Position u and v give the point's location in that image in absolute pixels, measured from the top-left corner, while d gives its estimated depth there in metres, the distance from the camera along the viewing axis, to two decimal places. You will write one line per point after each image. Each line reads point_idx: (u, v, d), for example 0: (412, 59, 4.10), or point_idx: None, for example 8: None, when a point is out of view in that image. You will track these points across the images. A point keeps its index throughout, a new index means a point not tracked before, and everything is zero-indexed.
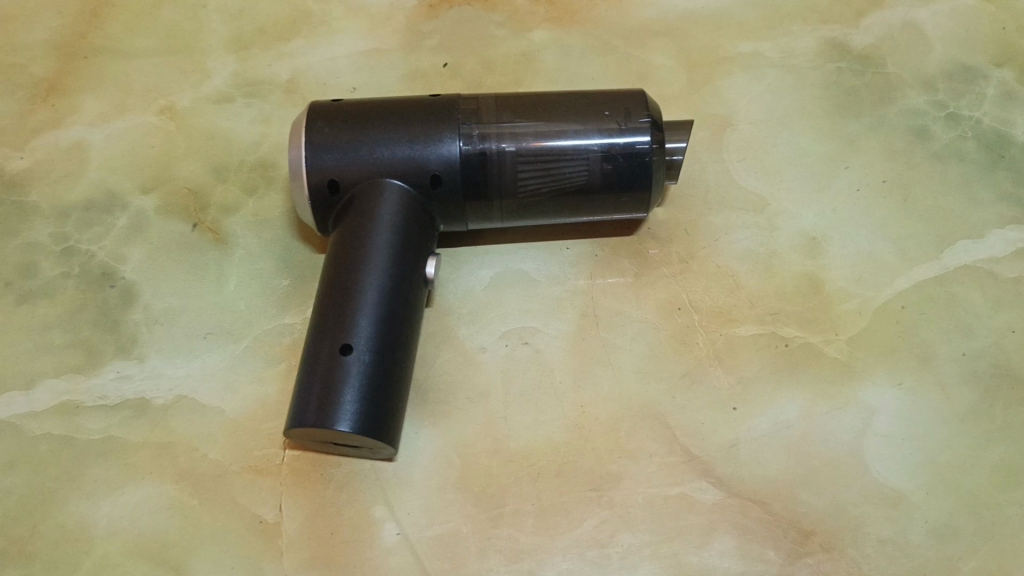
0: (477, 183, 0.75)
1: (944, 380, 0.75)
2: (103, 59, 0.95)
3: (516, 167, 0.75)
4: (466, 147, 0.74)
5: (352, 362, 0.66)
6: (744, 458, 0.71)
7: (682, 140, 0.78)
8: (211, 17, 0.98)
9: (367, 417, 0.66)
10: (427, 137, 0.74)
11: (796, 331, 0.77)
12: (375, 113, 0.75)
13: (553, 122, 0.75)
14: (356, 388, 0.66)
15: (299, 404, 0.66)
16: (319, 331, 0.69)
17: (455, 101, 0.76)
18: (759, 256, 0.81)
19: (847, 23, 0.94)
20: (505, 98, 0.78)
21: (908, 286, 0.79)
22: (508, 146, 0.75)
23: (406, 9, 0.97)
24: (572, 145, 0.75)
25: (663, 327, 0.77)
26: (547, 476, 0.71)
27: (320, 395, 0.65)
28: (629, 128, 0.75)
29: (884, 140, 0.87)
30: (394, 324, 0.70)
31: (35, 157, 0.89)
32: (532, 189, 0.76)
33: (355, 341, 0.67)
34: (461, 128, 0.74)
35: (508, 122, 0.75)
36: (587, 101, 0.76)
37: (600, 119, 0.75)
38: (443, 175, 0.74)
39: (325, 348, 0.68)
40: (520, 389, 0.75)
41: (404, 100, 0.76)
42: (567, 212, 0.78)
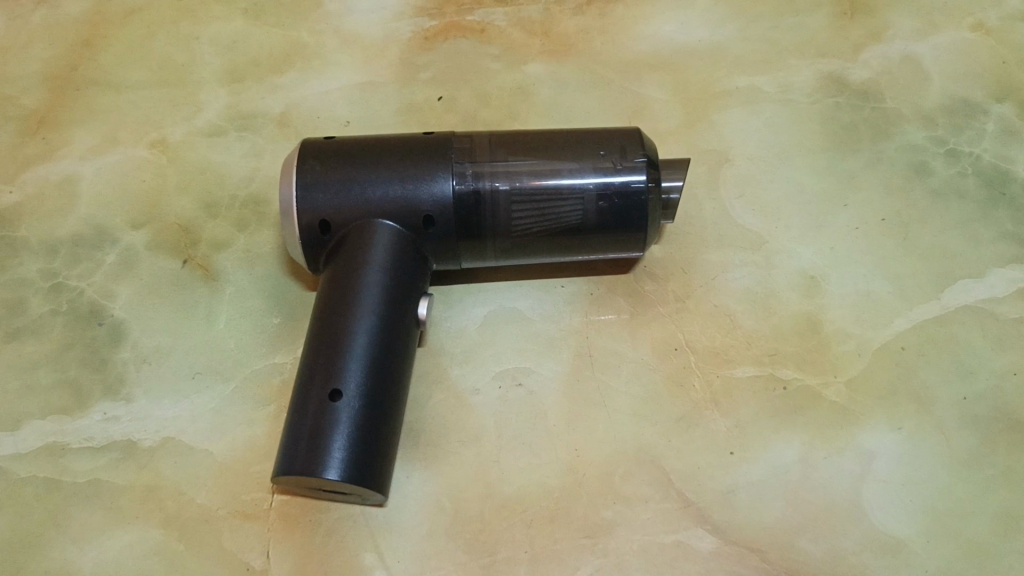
0: (470, 222, 0.74)
1: (944, 424, 0.73)
2: (95, 92, 0.94)
3: (510, 206, 0.74)
4: (459, 186, 0.73)
5: (341, 408, 0.65)
6: (741, 504, 0.70)
7: (679, 178, 0.77)
8: (204, 49, 0.97)
9: (356, 465, 0.64)
10: (419, 177, 0.73)
11: (795, 373, 0.76)
12: (366, 152, 0.74)
13: (548, 161, 0.74)
14: (345, 435, 0.64)
15: (287, 452, 0.65)
16: (308, 375, 0.68)
17: (448, 139, 0.75)
18: (757, 295, 0.80)
19: (845, 57, 0.94)
20: (499, 136, 0.77)
21: (908, 326, 0.78)
22: (502, 185, 0.74)
23: (401, 42, 0.97)
24: (567, 184, 0.74)
25: (659, 368, 0.76)
26: (540, 522, 0.70)
27: (308, 442, 0.64)
28: (625, 168, 0.74)
29: (883, 176, 0.86)
30: (385, 368, 0.69)
31: (24, 191, 0.88)
32: (527, 229, 0.75)
33: (345, 386, 0.66)
34: (454, 167, 0.73)
35: (502, 160, 0.74)
36: (581, 140, 0.75)
37: (596, 158, 0.74)
38: (436, 215, 0.73)
39: (314, 393, 0.66)
40: (513, 432, 0.74)
41: (397, 138, 0.75)
42: (562, 251, 0.77)
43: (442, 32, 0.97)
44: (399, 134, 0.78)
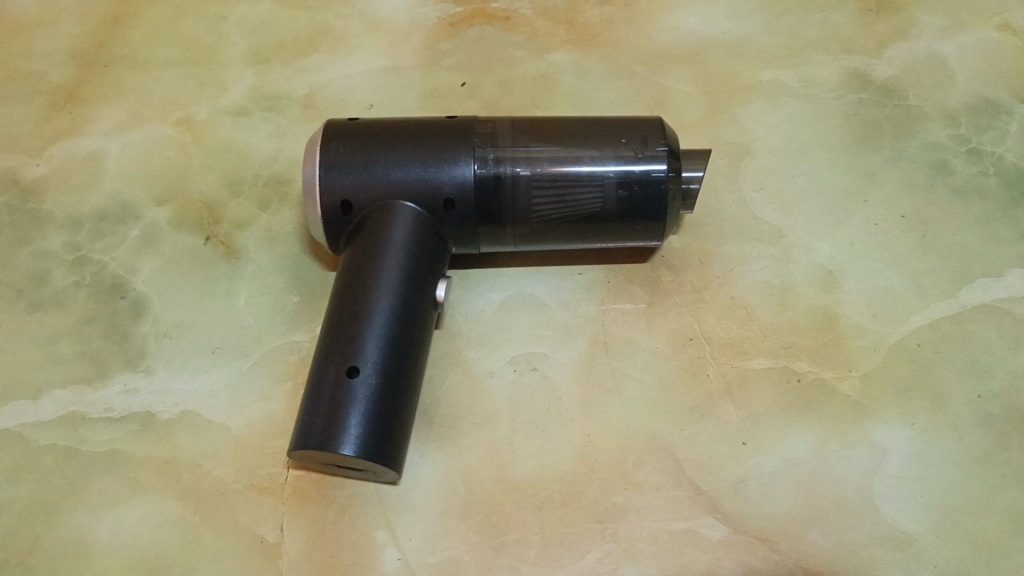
0: (490, 206, 0.74)
1: (958, 421, 0.73)
2: (123, 69, 0.96)
3: (530, 192, 0.74)
4: (481, 170, 0.73)
5: (358, 385, 0.66)
6: (752, 495, 0.70)
7: (700, 168, 0.77)
8: (231, 30, 0.98)
9: (371, 442, 0.65)
10: (441, 160, 0.73)
11: (810, 366, 0.76)
12: (390, 134, 0.75)
13: (569, 148, 0.75)
14: (361, 412, 0.65)
15: (303, 427, 0.66)
16: (326, 352, 0.69)
17: (471, 124, 0.76)
18: (774, 288, 0.80)
19: (869, 54, 0.94)
20: (521, 122, 0.77)
21: (925, 324, 0.78)
22: (523, 170, 0.74)
23: (426, 28, 0.97)
24: (587, 171, 0.74)
25: (673, 358, 0.77)
26: (551, 506, 0.70)
27: (325, 418, 0.65)
28: (646, 156, 0.74)
29: (904, 173, 0.86)
30: (402, 347, 0.69)
31: (51, 166, 0.89)
32: (546, 215, 0.75)
33: (362, 364, 0.67)
34: (476, 151, 0.74)
35: (524, 146, 0.75)
36: (603, 128, 0.76)
37: (617, 146, 0.74)
38: (457, 198, 0.73)
39: (331, 370, 0.67)
40: (527, 416, 0.74)
41: (420, 121, 0.76)
42: (581, 238, 0.77)
43: (466, 19, 0.98)
44: (422, 118, 0.79)
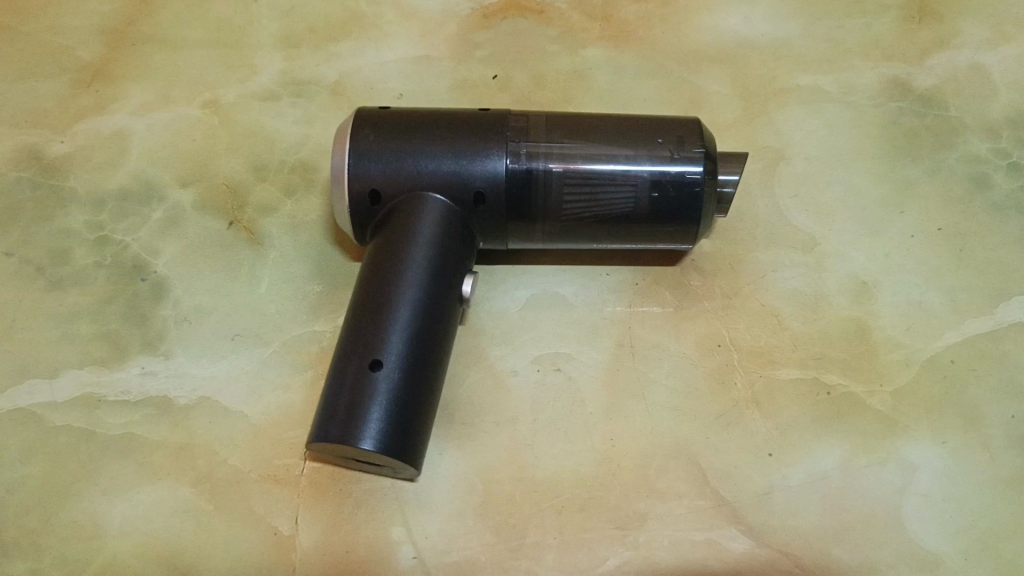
0: (520, 202, 0.73)
1: (990, 442, 0.72)
2: (151, 49, 0.94)
3: (562, 189, 0.73)
4: (513, 164, 0.72)
5: (380, 378, 0.65)
6: (777, 507, 0.69)
7: (736, 172, 0.75)
8: (262, 13, 0.97)
9: (391, 437, 0.64)
10: (473, 152, 0.72)
11: (840, 378, 0.74)
12: (422, 125, 0.73)
13: (603, 146, 0.73)
14: (382, 406, 0.64)
15: (323, 418, 0.64)
16: (349, 343, 0.67)
17: (504, 117, 0.74)
18: (805, 297, 0.78)
19: (910, 62, 0.92)
20: (555, 118, 0.75)
21: (958, 340, 0.76)
22: (555, 166, 0.72)
23: (459, 18, 0.96)
24: (621, 170, 0.72)
25: (701, 365, 0.75)
26: (571, 510, 0.69)
27: (345, 411, 0.64)
28: (682, 157, 0.72)
29: (942, 186, 0.84)
30: (426, 342, 0.68)
31: (76, 142, 0.88)
32: (577, 213, 0.74)
33: (385, 357, 0.65)
34: (508, 145, 0.72)
35: (557, 142, 0.73)
36: (639, 127, 0.74)
37: (652, 146, 0.73)
38: (487, 192, 0.72)
39: (354, 362, 0.66)
40: (550, 417, 0.73)
41: (453, 113, 0.75)
42: (611, 238, 0.76)
43: (500, 11, 0.96)
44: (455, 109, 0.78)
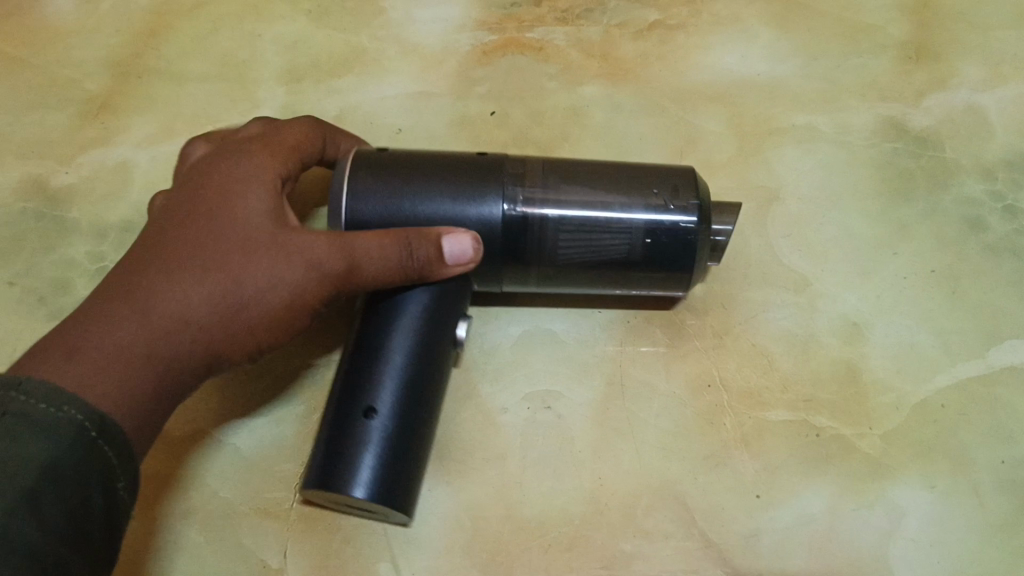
0: (516, 247, 0.72)
1: (980, 487, 0.72)
2: (156, 81, 0.96)
3: (557, 236, 0.72)
4: (510, 210, 0.71)
5: (373, 427, 0.66)
6: (765, 551, 0.69)
7: (728, 223, 0.75)
8: (266, 47, 0.98)
9: (384, 485, 0.65)
10: (470, 195, 0.71)
11: (830, 421, 0.74)
12: (419, 165, 0.73)
13: (599, 193, 0.73)
14: (375, 454, 0.65)
15: (318, 465, 0.66)
16: (343, 389, 0.68)
17: (501, 162, 0.74)
18: (796, 337, 0.78)
19: (907, 103, 0.92)
20: (552, 164, 0.75)
21: (949, 383, 0.76)
22: (551, 214, 0.72)
23: (458, 54, 0.97)
24: (616, 219, 0.72)
25: (691, 404, 0.75)
26: (557, 549, 0.70)
27: (338, 459, 0.65)
28: (677, 207, 0.72)
29: (936, 227, 0.84)
30: (420, 388, 0.68)
31: (80, 174, 0.90)
32: (572, 259, 0.74)
33: (379, 405, 0.66)
34: (506, 189, 0.72)
35: (553, 188, 0.73)
36: (634, 174, 0.74)
37: (647, 194, 0.73)
38: (483, 238, 0.71)
39: (348, 410, 0.67)
40: (539, 454, 0.73)
41: (451, 155, 0.74)
42: (605, 283, 0.76)
43: (500, 48, 0.97)
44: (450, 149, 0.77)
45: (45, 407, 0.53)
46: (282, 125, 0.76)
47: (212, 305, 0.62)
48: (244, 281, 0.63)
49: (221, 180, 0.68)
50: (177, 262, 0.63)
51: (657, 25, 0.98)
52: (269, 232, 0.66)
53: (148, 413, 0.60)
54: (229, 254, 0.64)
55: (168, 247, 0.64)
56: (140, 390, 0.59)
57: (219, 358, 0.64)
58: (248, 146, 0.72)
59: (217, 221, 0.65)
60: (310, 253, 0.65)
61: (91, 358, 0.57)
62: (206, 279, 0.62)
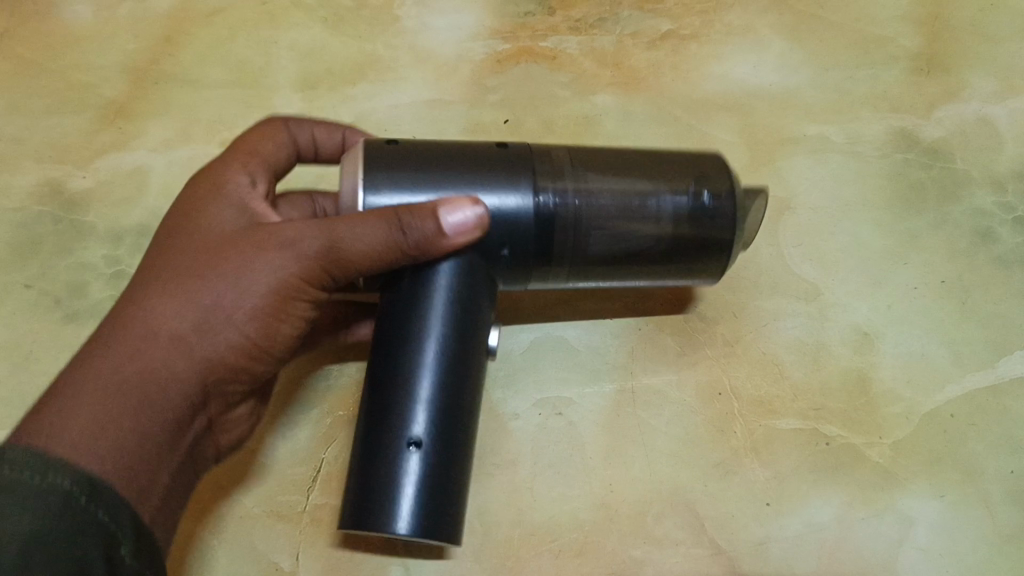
0: (547, 245, 0.69)
1: (989, 497, 0.72)
2: (172, 87, 0.97)
3: (589, 233, 0.69)
4: (541, 203, 0.68)
5: (410, 457, 0.62)
6: (774, 558, 0.69)
7: (751, 207, 0.72)
8: (281, 54, 0.99)
9: (428, 518, 0.62)
10: (498, 191, 0.67)
11: (839, 430, 0.75)
12: (436, 159, 0.68)
13: (635, 181, 0.70)
14: (416, 487, 0.62)
15: (354, 500, 0.63)
16: (372, 414, 0.65)
17: (523, 154, 0.71)
18: (807, 346, 0.79)
19: (918, 114, 0.92)
20: (580, 153, 0.72)
21: (960, 394, 0.76)
22: (582, 208, 0.69)
23: (472, 62, 0.97)
24: (652, 210, 0.70)
25: (702, 412, 0.76)
26: (567, 554, 0.70)
27: (377, 494, 0.62)
28: (714, 193, 0.70)
29: (946, 238, 0.85)
30: (455, 408, 0.65)
31: (96, 178, 0.91)
32: (605, 254, 0.70)
33: (414, 432, 0.63)
34: (533, 182, 0.68)
35: (584, 181, 0.69)
36: (669, 160, 0.72)
37: (685, 181, 0.71)
38: (510, 242, 0.68)
39: (381, 438, 0.64)
40: (550, 460, 0.74)
41: (473, 148, 0.70)
42: (642, 275, 0.73)
43: (514, 56, 0.98)
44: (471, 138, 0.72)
45: (29, 476, 0.51)
46: (252, 138, 0.75)
47: (193, 318, 0.61)
48: (220, 288, 0.62)
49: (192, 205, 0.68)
50: (157, 288, 0.63)
51: (669, 35, 0.99)
52: (241, 236, 0.65)
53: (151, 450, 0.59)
54: (204, 269, 0.63)
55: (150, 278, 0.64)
56: (131, 421, 0.58)
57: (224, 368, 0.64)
58: (216, 167, 0.72)
59: (191, 247, 0.65)
60: (285, 242, 0.63)
61: (83, 399, 0.57)
62: (179, 299, 0.62)
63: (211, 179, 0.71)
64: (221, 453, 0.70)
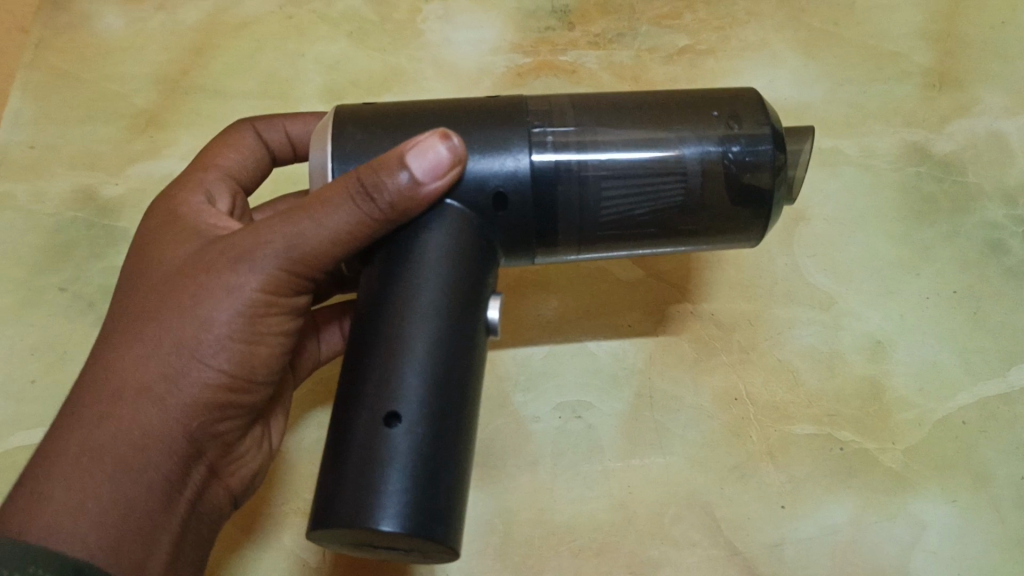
0: (550, 200, 0.65)
1: (1000, 503, 0.73)
2: (202, 97, 1.00)
3: (600, 187, 0.66)
4: (540, 155, 0.65)
5: (398, 435, 0.55)
6: (790, 560, 0.71)
7: (798, 153, 0.70)
8: (308, 66, 1.02)
9: (416, 510, 0.54)
10: (493, 143, 0.64)
11: (853, 435, 0.76)
12: (421, 121, 0.65)
13: (647, 129, 0.67)
14: (403, 472, 0.54)
15: (325, 495, 0.55)
16: (354, 397, 0.58)
17: (521, 101, 0.67)
18: (821, 354, 0.81)
19: (931, 128, 0.94)
20: (580, 102, 0.69)
21: (971, 402, 0.78)
22: (591, 160, 0.66)
23: (494, 75, 1.00)
24: (672, 155, 0.66)
25: (718, 417, 0.78)
26: (586, 554, 0.72)
27: (358, 484, 0.54)
28: (743, 134, 0.66)
29: (957, 250, 0.86)
30: (448, 385, 0.59)
31: (128, 185, 0.94)
32: (621, 211, 0.67)
33: (402, 408, 0.56)
34: (531, 131, 0.65)
35: (589, 130, 0.67)
36: (679, 101, 0.68)
37: (705, 122, 0.67)
38: (510, 194, 0.64)
39: (365, 419, 0.57)
40: (570, 462, 0.76)
41: (464, 102, 0.67)
42: (665, 237, 0.69)
43: (534, 70, 1.00)
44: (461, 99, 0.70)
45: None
46: (217, 149, 0.76)
47: (161, 366, 0.59)
48: (185, 324, 0.59)
49: (159, 240, 0.66)
50: (120, 340, 0.60)
51: (686, 50, 1.01)
52: (197, 262, 0.61)
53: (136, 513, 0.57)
54: (162, 309, 0.60)
55: (114, 329, 0.62)
56: (112, 486, 0.56)
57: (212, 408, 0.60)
58: (174, 189, 0.72)
59: (153, 285, 0.63)
60: (241, 255, 0.60)
61: (59, 474, 0.56)
62: (142, 346, 0.59)
63: (173, 210, 0.69)
64: (234, 493, 0.67)
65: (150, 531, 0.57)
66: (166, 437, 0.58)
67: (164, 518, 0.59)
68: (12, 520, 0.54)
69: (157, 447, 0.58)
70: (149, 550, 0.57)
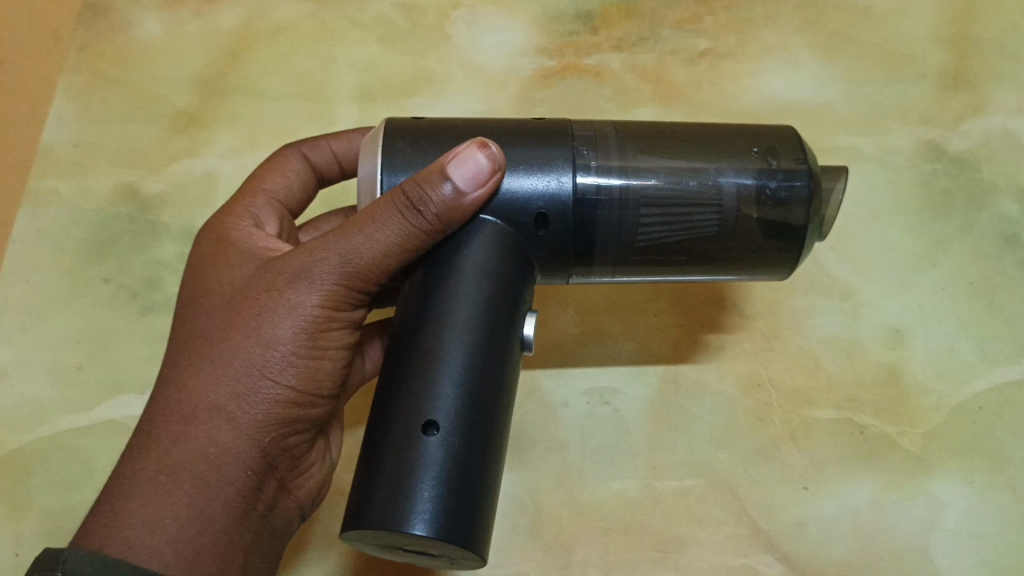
0: (590, 223, 0.67)
1: (1016, 484, 0.76)
2: (239, 98, 1.03)
3: (639, 211, 0.68)
4: (583, 180, 0.67)
5: (433, 444, 0.57)
6: (812, 538, 0.73)
7: (832, 189, 0.73)
8: (341, 69, 1.06)
9: (448, 518, 0.55)
10: (539, 164, 0.66)
11: (873, 419, 0.79)
12: (468, 135, 0.68)
13: (691, 160, 0.69)
14: (436, 480, 0.55)
15: (359, 501, 0.57)
16: (391, 405, 0.60)
17: (567, 124, 0.70)
18: (842, 342, 0.83)
19: (945, 127, 0.97)
20: (624, 128, 0.71)
21: (988, 387, 0.80)
22: (634, 186, 0.68)
23: (521, 77, 1.03)
24: (711, 185, 0.68)
25: (741, 401, 0.80)
26: (615, 532, 0.74)
27: (391, 490, 0.55)
28: (782, 170, 0.68)
29: (973, 243, 0.89)
30: (483, 396, 0.60)
31: (169, 182, 0.98)
32: (657, 238, 0.69)
33: (438, 418, 0.58)
34: (576, 154, 0.67)
35: (633, 156, 0.69)
36: (724, 135, 0.71)
37: (748, 157, 0.69)
38: (551, 214, 0.66)
39: (401, 425, 0.58)
40: (598, 445, 0.78)
41: (513, 122, 0.69)
42: (697, 266, 0.71)
43: (559, 72, 1.04)
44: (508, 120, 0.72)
45: None
46: (265, 174, 0.79)
47: (230, 384, 0.59)
48: (251, 342, 0.60)
49: (215, 264, 0.67)
50: (187, 363, 0.61)
51: (707, 53, 1.04)
52: (257, 282, 0.63)
53: (214, 529, 0.57)
54: (227, 329, 0.61)
55: (178, 354, 0.62)
56: (189, 505, 0.56)
57: (282, 425, 0.61)
58: (224, 214, 0.74)
59: (213, 307, 0.64)
60: (301, 273, 0.61)
61: (135, 493, 0.56)
62: (210, 365, 0.60)
63: (224, 234, 0.70)
64: (302, 506, 0.67)
65: (227, 549, 0.57)
66: (238, 453, 0.58)
67: (240, 536, 0.58)
68: (91, 544, 0.54)
69: (231, 464, 0.58)
70: (225, 569, 0.57)
